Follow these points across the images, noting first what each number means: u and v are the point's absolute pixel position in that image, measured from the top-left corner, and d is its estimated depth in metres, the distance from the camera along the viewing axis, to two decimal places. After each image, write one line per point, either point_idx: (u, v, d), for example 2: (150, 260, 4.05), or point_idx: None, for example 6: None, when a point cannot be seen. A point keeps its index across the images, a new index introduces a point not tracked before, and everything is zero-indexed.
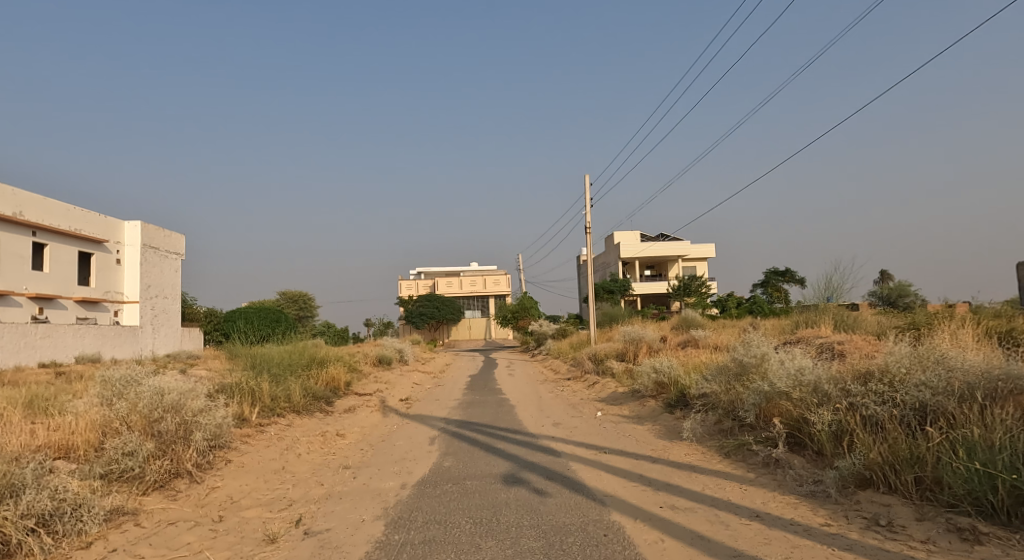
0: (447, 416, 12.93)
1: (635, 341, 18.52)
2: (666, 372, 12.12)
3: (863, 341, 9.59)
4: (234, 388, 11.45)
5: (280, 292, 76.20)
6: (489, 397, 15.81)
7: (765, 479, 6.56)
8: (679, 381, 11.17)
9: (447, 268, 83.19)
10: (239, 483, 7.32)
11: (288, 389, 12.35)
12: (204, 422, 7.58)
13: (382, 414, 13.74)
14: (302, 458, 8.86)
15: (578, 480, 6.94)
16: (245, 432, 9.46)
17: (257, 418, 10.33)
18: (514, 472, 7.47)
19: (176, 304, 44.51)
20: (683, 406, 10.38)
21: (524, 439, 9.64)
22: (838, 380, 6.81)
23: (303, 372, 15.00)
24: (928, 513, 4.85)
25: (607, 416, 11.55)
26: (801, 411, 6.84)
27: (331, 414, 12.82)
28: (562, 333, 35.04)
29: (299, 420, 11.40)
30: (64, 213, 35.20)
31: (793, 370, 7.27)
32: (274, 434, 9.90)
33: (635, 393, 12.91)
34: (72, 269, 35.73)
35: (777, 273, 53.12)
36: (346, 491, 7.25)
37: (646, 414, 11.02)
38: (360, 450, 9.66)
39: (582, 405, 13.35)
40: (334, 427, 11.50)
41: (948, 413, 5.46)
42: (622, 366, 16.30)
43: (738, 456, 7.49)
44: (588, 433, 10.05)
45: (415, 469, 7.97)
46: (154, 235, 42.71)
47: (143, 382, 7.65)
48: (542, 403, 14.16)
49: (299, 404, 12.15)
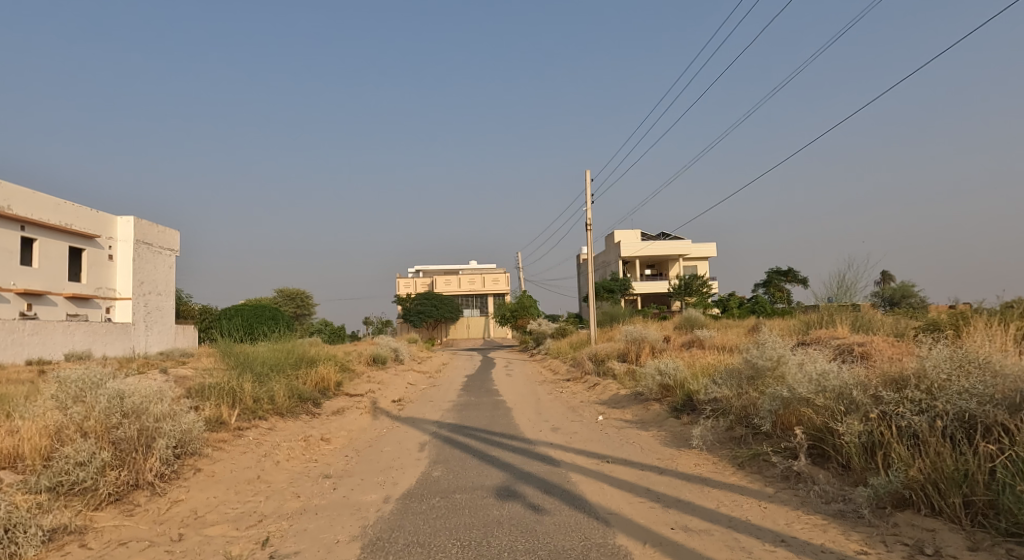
0: (440, 419, 12.26)
1: (637, 341, 17.88)
2: (671, 374, 11.47)
3: (885, 342, 8.89)
4: (212, 390, 10.79)
5: (278, 290, 75.57)
6: (484, 399, 15.14)
7: (786, 495, 5.91)
8: (685, 384, 10.51)
9: (446, 266, 82.64)
10: (206, 495, 6.66)
11: (271, 390, 11.70)
12: (168, 428, 6.91)
13: (372, 416, 13.10)
14: (280, 466, 8.19)
15: (579, 494, 6.29)
16: (219, 437, 8.78)
17: (236, 421, 9.72)
18: (507, 485, 6.81)
19: (170, 301, 43.84)
20: (690, 411, 9.74)
21: (520, 446, 8.98)
22: (867, 385, 6.14)
23: (290, 372, 14.36)
24: (983, 542, 4.22)
25: (608, 421, 10.90)
26: (825, 420, 6.19)
27: (317, 416, 12.16)
28: (562, 333, 34.39)
29: (283, 423, 10.73)
30: (54, 207, 34.46)
31: (815, 375, 6.60)
32: (253, 439, 9.24)
33: (638, 396, 12.27)
34: (61, 265, 35.04)
35: (778, 273, 52.49)
36: (323, 505, 6.58)
37: (650, 420, 10.35)
38: (344, 457, 8.98)
39: (581, 408, 12.69)
40: (319, 430, 10.83)
41: (1000, 426, 4.80)
42: (623, 367, 15.64)
43: (753, 468, 6.85)
44: (588, 439, 9.38)
45: (401, 481, 7.30)
46: (148, 231, 41.97)
47: (104, 384, 7.01)
48: (540, 405, 13.50)
49: (282, 406, 11.48)
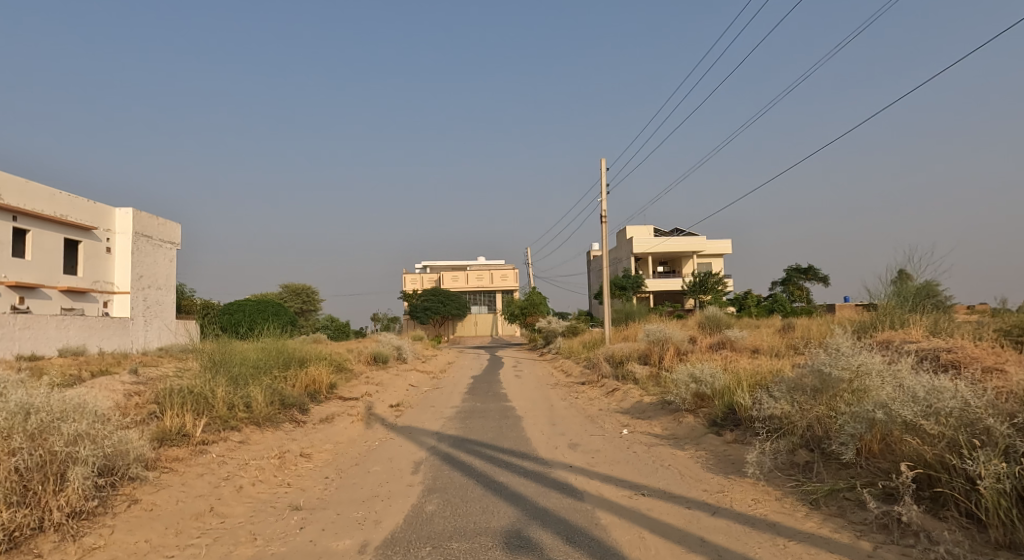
0: (441, 430, 10.80)
1: (660, 341, 16.30)
2: (708, 382, 9.93)
3: (978, 348, 7.32)
4: (177, 397, 9.36)
5: (284, 284, 74.21)
6: (492, 405, 13.64)
7: (891, 554, 4.37)
8: (728, 394, 9.03)
9: (453, 262, 81.17)
10: (134, 539, 5.20)
11: (247, 396, 10.24)
12: (89, 451, 5.45)
13: (365, 425, 11.66)
14: (241, 494, 6.72)
15: (612, 548, 4.80)
16: (171, 455, 7.33)
17: (200, 436, 8.33)
18: (518, 530, 5.34)
19: (170, 296, 42.68)
20: (735, 427, 8.27)
21: (534, 469, 7.46)
22: (1000, 409, 4.65)
23: (275, 374, 12.91)
24: None
25: (635, 435, 9.42)
26: (943, 453, 4.70)
27: (302, 425, 10.73)
28: (573, 331, 32.83)
29: (258, 436, 9.24)
30: (48, 198, 33.27)
31: (923, 393, 5.10)
32: (217, 456, 7.82)
33: (666, 405, 10.77)
34: (56, 257, 33.87)
35: (798, 271, 50.59)
36: (282, 555, 5.12)
37: (684, 437, 8.86)
38: (323, 480, 7.49)
39: (601, 418, 11.19)
40: (300, 443, 9.36)
41: None
42: (646, 371, 14.09)
43: (833, 511, 5.34)
44: (613, 460, 7.91)
45: (384, 519, 5.82)
46: (147, 223, 40.76)
47: (9, 395, 5.54)
48: (553, 414, 11.99)
49: (260, 415, 10.03)
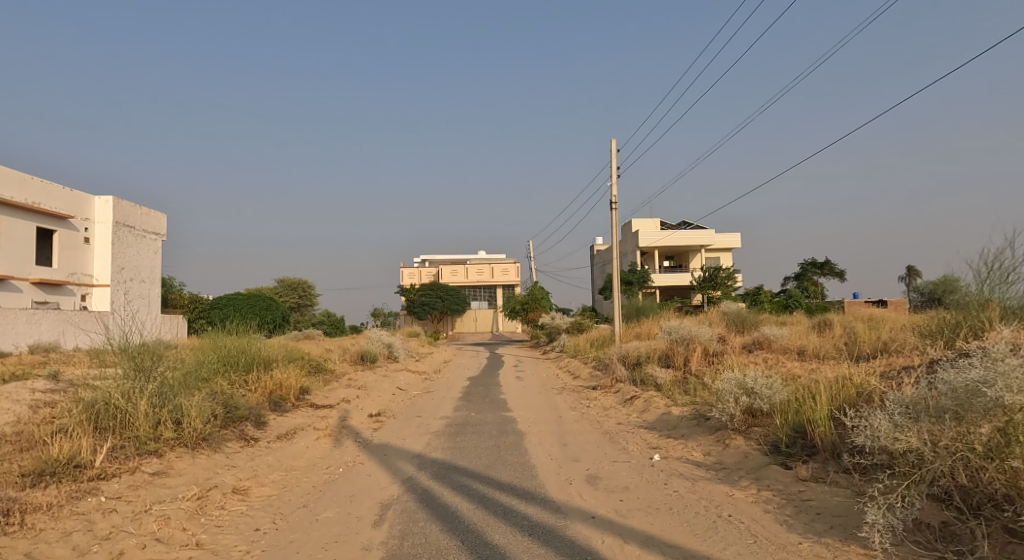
0: (424, 450, 8.72)
1: (683, 340, 14.07)
2: (763, 395, 7.82)
3: None
4: (82, 412, 7.29)
5: (278, 279, 71.98)
6: (489, 416, 11.49)
7: None
8: (800, 412, 6.91)
9: (453, 257, 79.22)
10: None
11: (180, 408, 8.17)
12: None
13: (333, 441, 9.58)
14: None
15: None
16: (39, 501, 5.28)
17: (97, 470, 6.27)
18: None
19: (153, 289, 40.59)
20: (814, 460, 6.18)
21: (542, 522, 5.33)
22: None
23: (226, 378, 10.81)
24: None
25: (669, 464, 7.31)
26: None
27: (251, 445, 8.63)
28: (579, 327, 30.67)
29: (182, 463, 7.12)
30: (18, 184, 31.04)
31: None
32: (110, 498, 5.73)
33: (704, 422, 8.63)
34: (28, 247, 31.70)
35: (812, 265, 48.42)
36: None
37: (737, 466, 6.80)
38: (250, 537, 5.39)
39: (622, 437, 9.03)
40: (242, 472, 7.31)
41: None
42: (670, 376, 11.95)
43: None
44: (650, 507, 5.76)
45: None
46: (129, 213, 38.59)
47: None
48: (563, 429, 9.80)
49: (195, 432, 7.96)
